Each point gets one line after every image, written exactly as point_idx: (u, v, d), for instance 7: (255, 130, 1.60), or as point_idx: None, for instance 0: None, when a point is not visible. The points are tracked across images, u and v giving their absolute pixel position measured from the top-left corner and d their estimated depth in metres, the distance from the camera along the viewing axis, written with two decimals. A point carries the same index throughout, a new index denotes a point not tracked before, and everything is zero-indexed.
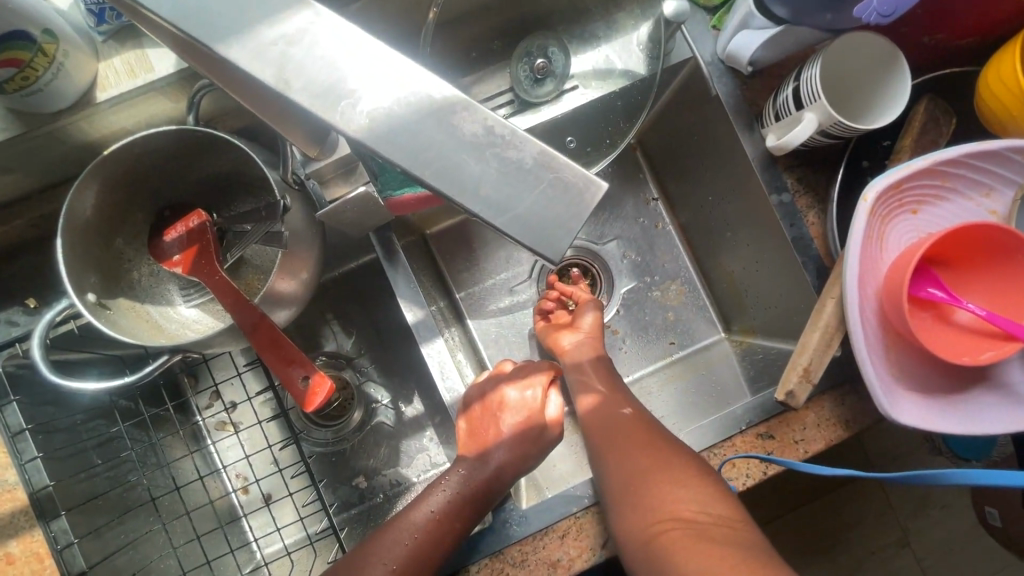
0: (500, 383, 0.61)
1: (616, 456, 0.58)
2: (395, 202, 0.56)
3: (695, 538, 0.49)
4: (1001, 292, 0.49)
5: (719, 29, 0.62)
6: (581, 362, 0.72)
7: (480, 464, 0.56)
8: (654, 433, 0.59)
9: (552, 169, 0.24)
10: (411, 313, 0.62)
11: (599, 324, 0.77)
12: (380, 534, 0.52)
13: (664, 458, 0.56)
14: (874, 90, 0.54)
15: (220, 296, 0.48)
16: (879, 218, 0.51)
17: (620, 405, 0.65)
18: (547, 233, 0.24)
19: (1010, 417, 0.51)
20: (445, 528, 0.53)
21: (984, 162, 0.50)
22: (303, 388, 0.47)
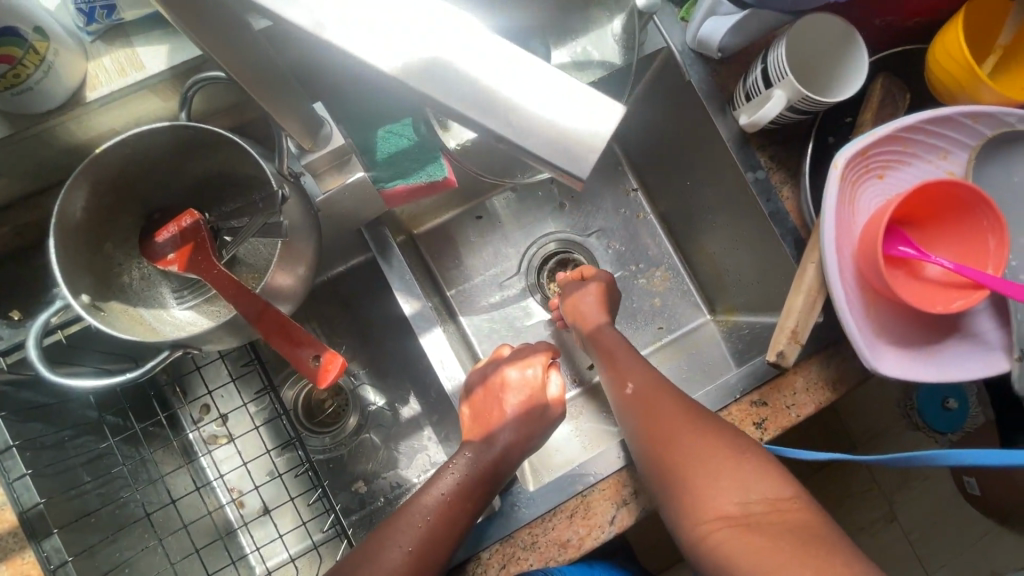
0: (501, 366, 0.62)
1: (641, 440, 0.57)
2: (389, 192, 0.59)
3: (747, 534, 0.47)
4: (972, 245, 0.52)
5: (687, 20, 0.66)
6: (599, 334, 0.71)
7: (488, 445, 0.57)
8: (681, 412, 0.57)
9: (577, 102, 0.26)
10: (408, 305, 0.62)
11: (602, 296, 0.75)
12: (390, 524, 0.52)
13: (695, 445, 0.54)
14: (834, 67, 0.57)
15: (220, 289, 0.48)
16: (849, 183, 0.54)
17: (634, 380, 0.64)
18: (577, 159, 0.26)
19: (983, 361, 0.55)
20: (457, 510, 0.53)
21: (939, 126, 0.54)
22: (315, 367, 0.46)
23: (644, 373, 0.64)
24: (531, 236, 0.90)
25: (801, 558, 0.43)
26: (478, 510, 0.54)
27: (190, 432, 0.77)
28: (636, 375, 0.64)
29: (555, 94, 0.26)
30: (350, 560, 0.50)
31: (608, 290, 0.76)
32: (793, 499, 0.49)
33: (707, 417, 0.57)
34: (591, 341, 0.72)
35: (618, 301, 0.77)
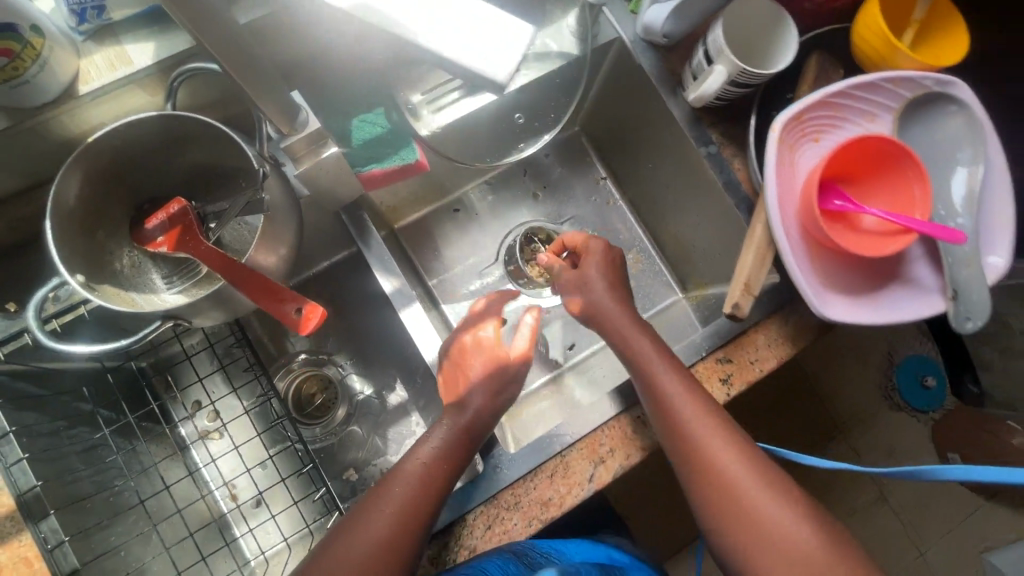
0: (462, 333, 0.66)
1: (704, 496, 0.57)
2: (365, 176, 0.63)
3: None
4: (900, 196, 0.57)
5: (637, 11, 0.71)
6: (630, 339, 0.65)
7: (465, 407, 0.60)
8: (740, 462, 0.57)
9: (499, 20, 0.39)
10: (388, 283, 0.66)
11: (606, 269, 0.71)
12: (386, 484, 0.55)
13: (759, 521, 0.54)
14: (767, 45, 0.63)
15: (206, 261, 0.51)
16: (787, 146, 0.59)
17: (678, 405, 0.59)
18: (505, 57, 0.39)
19: (919, 304, 0.60)
20: (447, 466, 0.57)
21: (864, 92, 0.60)
22: (297, 318, 0.50)
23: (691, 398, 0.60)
24: (507, 226, 0.94)
25: None
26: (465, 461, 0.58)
27: (181, 426, 0.79)
28: (680, 396, 0.60)
29: (484, 21, 0.39)
30: (345, 523, 0.53)
31: (616, 278, 0.71)
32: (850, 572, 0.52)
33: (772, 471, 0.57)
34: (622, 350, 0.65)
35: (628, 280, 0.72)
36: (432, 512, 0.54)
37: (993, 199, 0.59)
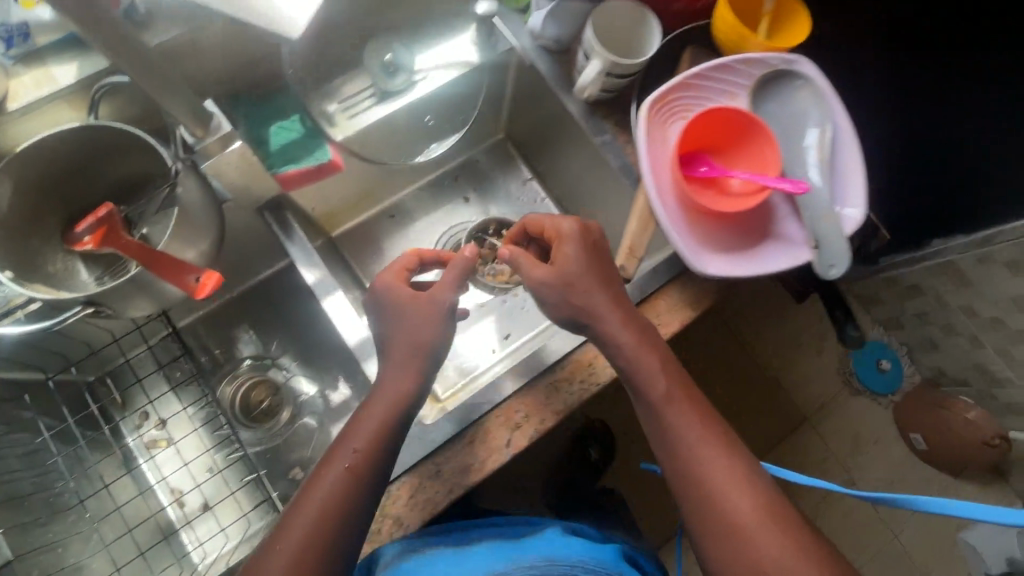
0: (389, 274, 0.68)
1: (712, 536, 0.56)
2: (283, 177, 0.69)
3: None
4: (758, 158, 0.64)
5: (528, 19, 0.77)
6: (637, 359, 0.62)
7: (393, 378, 0.62)
8: (743, 491, 0.57)
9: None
10: (312, 275, 0.71)
11: (584, 253, 0.64)
12: (312, 487, 0.57)
13: (756, 547, 0.54)
14: (636, 41, 0.71)
15: (115, 244, 0.59)
16: (657, 125, 0.66)
17: (688, 436, 0.59)
18: None
19: (791, 256, 0.66)
20: (371, 460, 0.59)
21: (720, 74, 0.67)
22: (194, 284, 0.60)
23: (703, 432, 0.60)
24: (443, 229, 1.00)
25: None
26: (389, 460, 0.61)
27: (130, 438, 0.83)
28: (692, 429, 0.60)
29: None
30: (280, 524, 0.56)
31: (603, 274, 0.65)
32: None
33: (782, 515, 0.56)
34: (629, 369, 0.62)
35: (609, 263, 0.65)
36: (359, 498, 0.57)
37: (842, 157, 0.66)
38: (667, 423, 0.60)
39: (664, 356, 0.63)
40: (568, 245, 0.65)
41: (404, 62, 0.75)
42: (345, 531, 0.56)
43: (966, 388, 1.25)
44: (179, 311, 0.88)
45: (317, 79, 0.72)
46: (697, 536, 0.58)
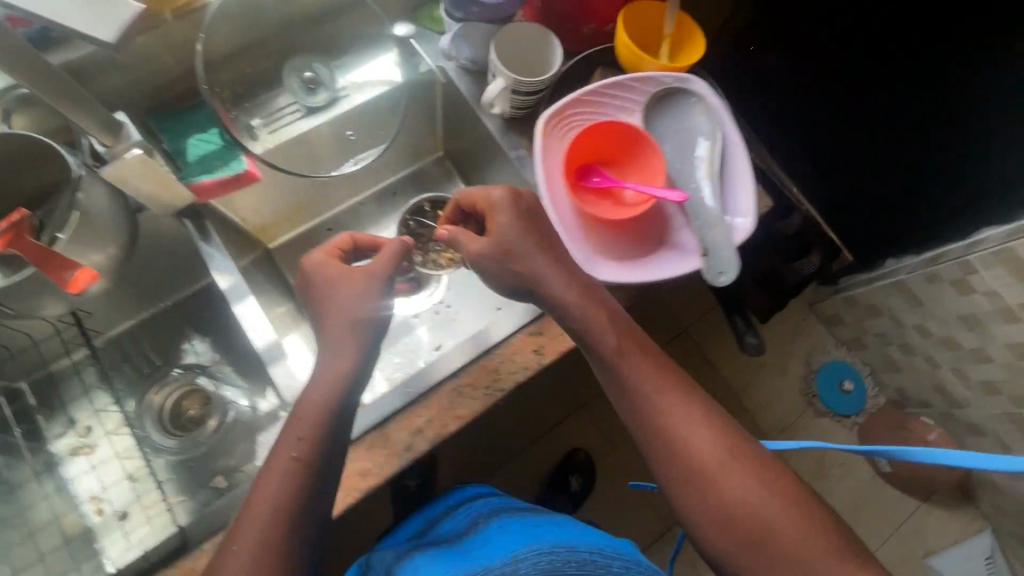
0: (326, 254, 0.70)
1: (682, 482, 0.57)
2: (198, 187, 0.71)
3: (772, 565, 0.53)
4: (647, 170, 0.67)
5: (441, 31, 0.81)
6: (585, 316, 0.61)
7: (329, 358, 0.63)
8: (705, 432, 0.57)
9: None
10: (224, 281, 0.74)
11: (516, 218, 0.63)
12: (266, 478, 0.57)
13: (725, 482, 0.55)
14: (540, 61, 0.75)
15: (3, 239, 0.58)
16: (554, 138, 0.69)
17: (645, 385, 0.59)
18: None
19: (685, 262, 0.68)
20: (318, 446, 0.59)
21: (616, 91, 0.71)
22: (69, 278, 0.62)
23: (662, 382, 0.59)
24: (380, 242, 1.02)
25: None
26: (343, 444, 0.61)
27: (54, 443, 0.85)
28: (648, 381, 0.59)
29: None
30: (230, 534, 0.55)
31: (544, 235, 0.64)
32: (814, 524, 0.54)
33: (746, 452, 0.57)
34: (581, 331, 0.61)
35: (547, 223, 0.65)
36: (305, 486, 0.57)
37: (732, 170, 0.69)
38: (622, 376, 0.60)
39: (616, 315, 0.62)
40: (500, 214, 0.64)
41: (326, 80, 0.79)
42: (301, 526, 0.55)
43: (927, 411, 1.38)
44: (109, 319, 0.89)
45: (242, 94, 0.76)
46: (667, 485, 0.58)
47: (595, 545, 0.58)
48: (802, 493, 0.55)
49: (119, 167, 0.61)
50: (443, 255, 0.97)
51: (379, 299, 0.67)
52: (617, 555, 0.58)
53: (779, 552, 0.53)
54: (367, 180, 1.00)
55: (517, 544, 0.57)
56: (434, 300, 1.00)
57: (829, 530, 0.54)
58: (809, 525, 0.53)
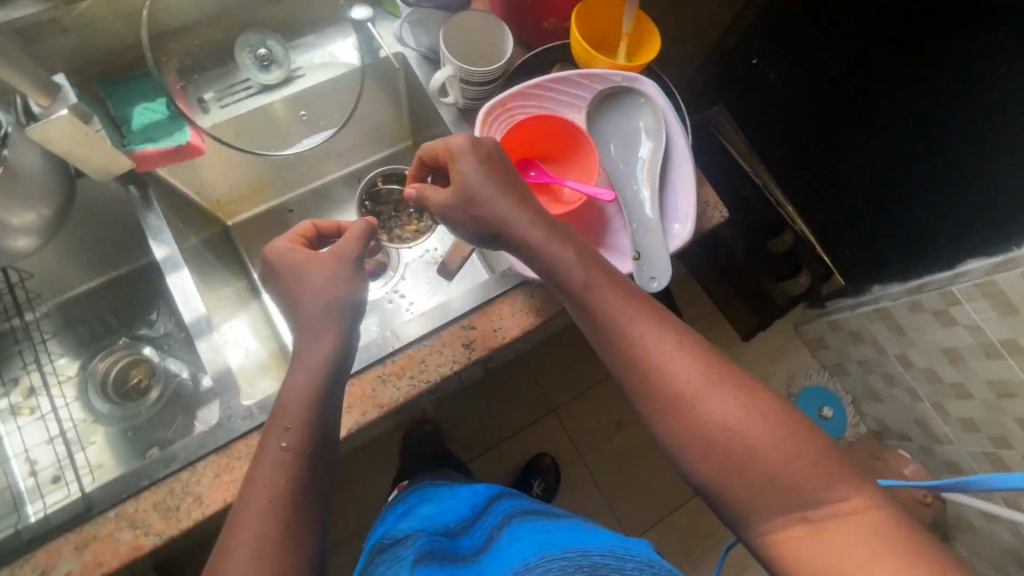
0: (288, 241, 0.70)
1: (662, 409, 0.55)
2: (140, 155, 0.72)
3: (762, 483, 0.50)
4: (586, 167, 0.66)
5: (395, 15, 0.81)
6: (549, 255, 0.60)
7: (309, 343, 0.61)
8: (681, 356, 0.56)
9: None
10: (160, 251, 0.74)
11: (479, 171, 0.62)
12: (256, 470, 0.55)
13: (708, 402, 0.53)
14: (493, 54, 0.76)
15: None
16: (496, 130, 0.68)
17: (621, 313, 0.58)
18: None
19: (619, 264, 0.66)
20: (313, 436, 0.57)
21: (564, 86, 0.69)
22: None
23: (638, 310, 0.58)
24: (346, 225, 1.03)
25: (786, 503, 0.50)
26: (335, 429, 0.60)
27: None
28: (624, 309, 0.58)
29: None
30: (234, 514, 0.53)
31: (509, 179, 0.63)
32: (804, 441, 0.51)
33: (728, 373, 0.55)
34: (550, 271, 0.61)
35: (507, 172, 0.64)
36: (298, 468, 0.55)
37: (675, 174, 0.67)
38: (597, 306, 0.58)
39: (586, 254, 0.61)
40: (463, 161, 0.63)
41: (280, 58, 0.78)
42: (303, 504, 0.54)
43: (907, 443, 1.32)
44: (59, 285, 0.89)
45: (191, 66, 0.76)
46: (649, 412, 0.56)
47: (608, 547, 0.55)
48: (792, 413, 0.53)
49: (42, 127, 0.61)
50: (408, 227, 0.97)
51: (354, 281, 0.65)
52: (636, 557, 0.54)
53: (767, 471, 0.50)
54: (332, 164, 1.00)
55: (529, 553, 0.55)
56: (388, 288, 0.99)
57: (820, 448, 0.51)
58: (799, 442, 0.51)
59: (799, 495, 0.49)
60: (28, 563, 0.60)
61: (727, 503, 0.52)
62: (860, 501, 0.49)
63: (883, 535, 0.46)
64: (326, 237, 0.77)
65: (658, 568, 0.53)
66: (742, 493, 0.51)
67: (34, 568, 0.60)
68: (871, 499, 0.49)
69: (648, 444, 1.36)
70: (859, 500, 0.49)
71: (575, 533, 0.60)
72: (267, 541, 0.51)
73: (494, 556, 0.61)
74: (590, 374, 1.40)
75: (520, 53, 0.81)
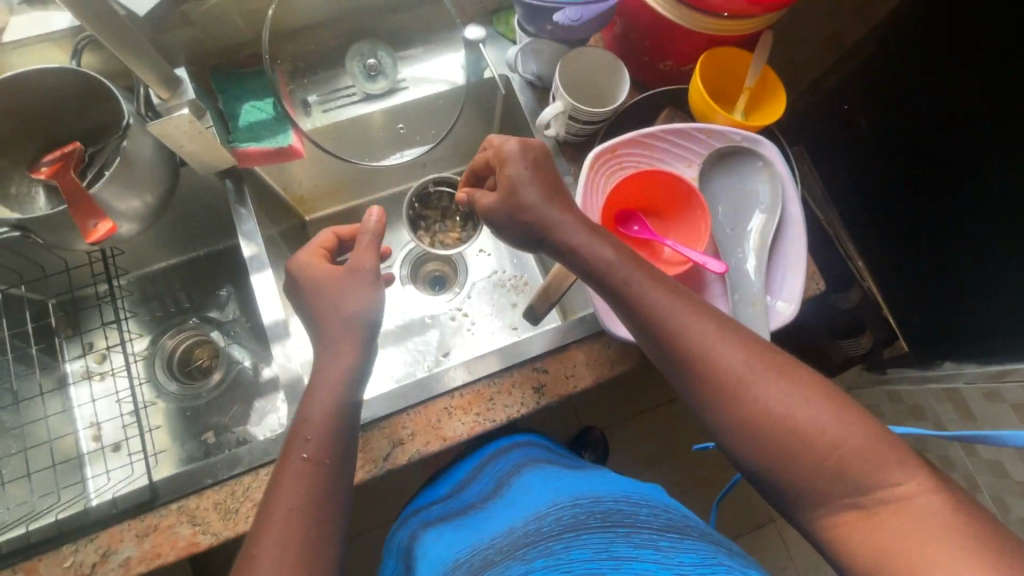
0: (310, 251, 0.66)
1: (731, 428, 0.50)
2: (241, 153, 0.72)
3: (828, 469, 0.46)
4: (692, 231, 0.63)
5: (511, 39, 0.80)
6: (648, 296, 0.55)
7: (329, 358, 0.59)
8: (728, 347, 0.51)
9: None
10: (248, 249, 0.74)
11: (522, 172, 0.60)
12: (277, 486, 0.52)
13: (760, 389, 0.49)
14: (606, 93, 0.74)
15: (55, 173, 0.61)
16: (602, 176, 0.66)
17: (662, 305, 0.53)
18: None
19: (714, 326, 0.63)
20: (332, 444, 0.55)
21: (678, 138, 0.66)
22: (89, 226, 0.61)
23: (684, 308, 0.53)
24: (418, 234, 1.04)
25: (851, 489, 0.46)
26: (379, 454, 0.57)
27: (69, 362, 0.87)
28: (670, 304, 0.53)
29: None
30: (260, 523, 0.50)
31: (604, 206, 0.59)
32: (858, 424, 0.47)
33: (776, 360, 0.51)
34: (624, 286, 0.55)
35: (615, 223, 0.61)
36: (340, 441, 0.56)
37: (785, 248, 0.63)
38: (642, 303, 0.54)
39: (661, 279, 0.56)
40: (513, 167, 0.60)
41: (387, 70, 0.78)
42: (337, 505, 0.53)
43: None
44: (141, 260, 0.92)
45: (303, 69, 0.77)
46: (695, 403, 0.53)
47: (622, 494, 0.66)
48: (834, 393, 0.49)
49: (162, 123, 0.62)
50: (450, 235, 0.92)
51: (366, 291, 0.61)
52: (646, 502, 0.65)
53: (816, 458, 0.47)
54: (414, 172, 0.99)
55: (544, 500, 0.67)
56: (453, 306, 0.99)
57: (871, 429, 0.47)
58: (845, 423, 0.47)
59: (848, 483, 0.46)
60: (91, 543, 0.62)
61: (778, 490, 0.49)
62: (916, 483, 0.44)
63: (943, 521, 0.42)
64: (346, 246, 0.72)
65: (670, 510, 0.65)
66: (795, 482, 0.47)
67: (97, 549, 0.62)
68: (944, 494, 0.44)
69: (684, 490, 1.32)
70: (913, 483, 0.44)
71: (588, 481, 0.70)
72: (298, 533, 0.49)
73: (500, 503, 0.74)
74: (630, 410, 1.34)
75: (633, 94, 0.80)
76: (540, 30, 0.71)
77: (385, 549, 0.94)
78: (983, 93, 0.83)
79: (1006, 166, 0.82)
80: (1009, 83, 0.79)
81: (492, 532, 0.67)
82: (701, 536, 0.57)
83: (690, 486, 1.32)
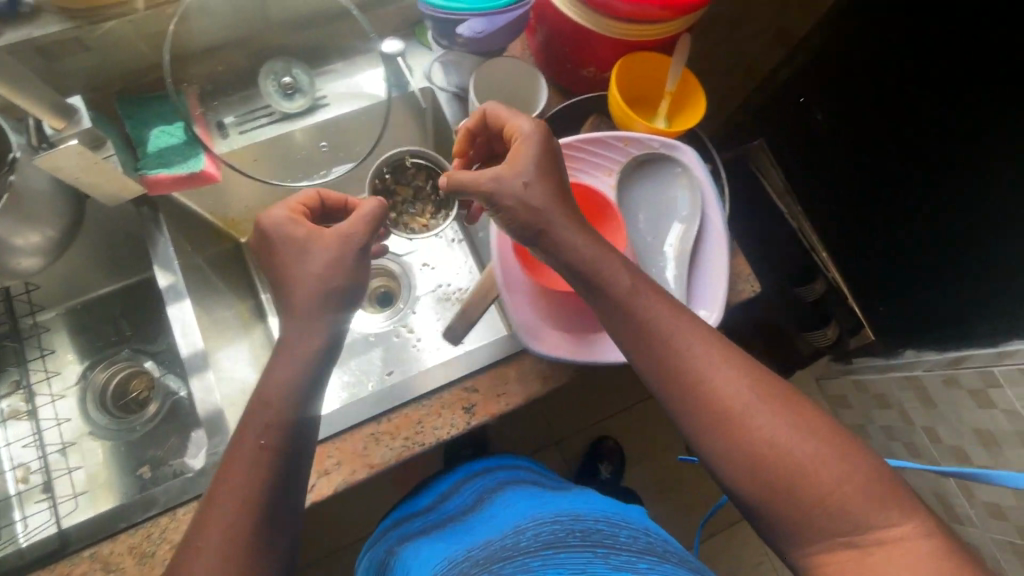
0: (284, 209, 0.61)
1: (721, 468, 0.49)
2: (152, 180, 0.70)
3: (841, 509, 0.45)
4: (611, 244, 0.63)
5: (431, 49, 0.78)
6: None
7: (294, 337, 0.55)
8: (741, 382, 0.49)
9: None
10: (164, 279, 0.72)
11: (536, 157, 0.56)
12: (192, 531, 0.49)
13: (772, 425, 0.48)
14: (527, 102, 0.73)
15: None
16: None
17: (670, 338, 0.52)
18: None
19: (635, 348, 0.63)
20: (266, 476, 0.50)
21: (595, 148, 0.65)
22: None
23: (692, 341, 0.52)
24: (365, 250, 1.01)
25: (862, 526, 0.45)
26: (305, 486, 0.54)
27: None
28: (678, 335, 0.52)
29: None
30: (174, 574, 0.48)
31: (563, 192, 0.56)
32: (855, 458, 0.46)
33: (789, 396, 0.50)
34: None
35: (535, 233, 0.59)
36: (279, 480, 0.51)
37: (708, 254, 0.62)
38: (645, 336, 0.52)
39: (586, 291, 0.54)
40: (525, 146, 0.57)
41: (304, 87, 0.76)
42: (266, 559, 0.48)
43: None
44: (63, 293, 0.88)
45: (214, 90, 0.74)
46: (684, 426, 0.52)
47: (602, 514, 0.63)
48: (842, 432, 0.48)
49: (51, 155, 0.59)
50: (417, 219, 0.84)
51: (348, 272, 0.58)
52: (628, 525, 0.62)
53: (804, 475, 0.47)
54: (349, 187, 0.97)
55: (522, 517, 0.65)
56: (396, 322, 0.97)
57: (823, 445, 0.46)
58: (850, 458, 0.46)
59: (847, 519, 0.45)
60: None
61: (769, 520, 0.47)
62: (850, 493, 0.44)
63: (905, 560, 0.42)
64: (327, 212, 0.67)
65: (652, 535, 0.61)
66: (790, 512, 0.46)
67: None
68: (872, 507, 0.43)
69: (653, 491, 1.31)
70: (879, 505, 0.44)
71: (568, 499, 0.67)
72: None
73: (479, 517, 0.72)
74: (597, 414, 1.33)
75: (559, 102, 0.79)
76: (454, 42, 0.69)
77: (360, 561, 0.92)
78: (950, 81, 0.78)
79: (1008, 165, 0.73)
80: (945, 75, 0.78)
81: (469, 544, 0.65)
82: (682, 563, 0.54)
83: (658, 487, 1.31)
